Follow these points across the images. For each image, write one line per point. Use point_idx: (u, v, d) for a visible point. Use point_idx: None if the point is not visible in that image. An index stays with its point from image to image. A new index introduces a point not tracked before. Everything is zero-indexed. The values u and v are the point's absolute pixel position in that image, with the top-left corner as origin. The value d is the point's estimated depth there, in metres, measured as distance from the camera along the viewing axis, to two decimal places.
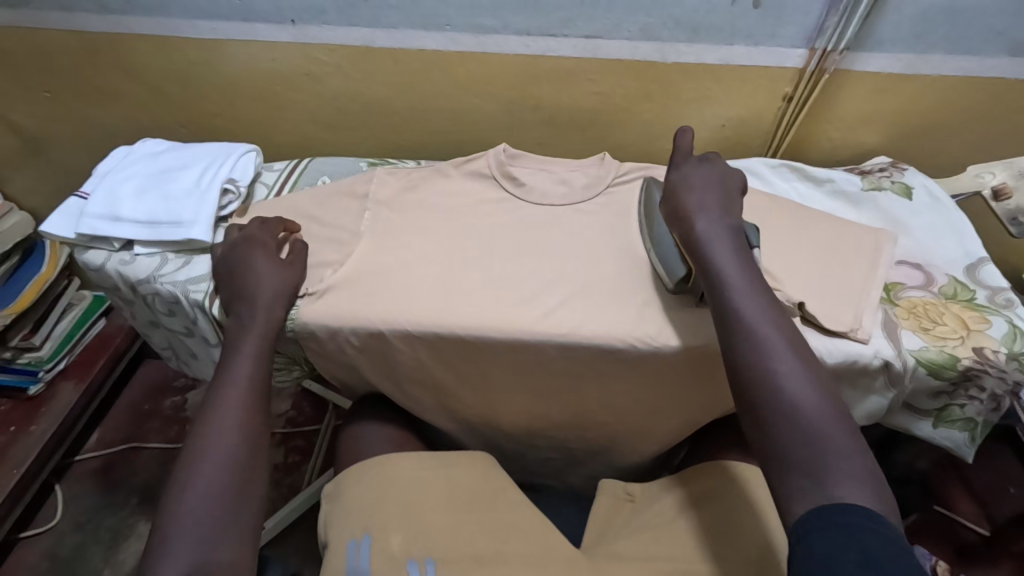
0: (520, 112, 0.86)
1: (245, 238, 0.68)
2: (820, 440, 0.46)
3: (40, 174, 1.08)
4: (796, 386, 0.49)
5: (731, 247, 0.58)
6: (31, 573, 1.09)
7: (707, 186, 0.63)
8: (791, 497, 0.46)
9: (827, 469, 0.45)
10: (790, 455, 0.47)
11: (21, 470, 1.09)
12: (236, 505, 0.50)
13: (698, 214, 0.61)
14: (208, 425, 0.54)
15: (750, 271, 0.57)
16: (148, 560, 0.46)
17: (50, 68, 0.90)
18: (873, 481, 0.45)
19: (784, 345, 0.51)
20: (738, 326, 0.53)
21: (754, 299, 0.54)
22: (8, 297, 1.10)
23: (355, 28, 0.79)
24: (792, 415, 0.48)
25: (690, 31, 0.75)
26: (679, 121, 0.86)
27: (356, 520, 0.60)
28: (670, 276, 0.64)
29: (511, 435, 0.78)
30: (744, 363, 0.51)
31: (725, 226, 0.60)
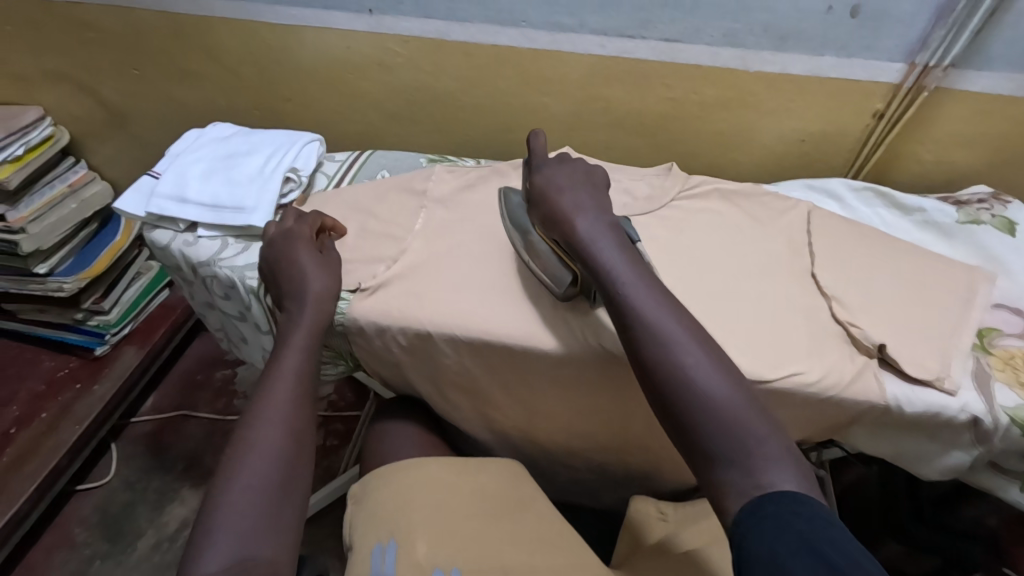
0: (588, 114, 0.83)
1: (282, 234, 0.67)
2: (740, 427, 0.44)
3: (119, 146, 1.13)
4: (706, 377, 0.47)
5: (613, 242, 0.56)
6: (82, 524, 1.15)
7: (575, 186, 0.62)
8: (724, 493, 0.43)
9: (753, 453, 0.43)
10: (721, 452, 0.44)
11: (83, 425, 1.14)
12: (281, 498, 0.51)
13: (576, 214, 0.59)
14: (257, 417, 0.55)
15: (634, 262, 0.55)
16: (192, 545, 0.47)
17: (140, 47, 0.94)
18: (792, 455, 0.43)
19: (687, 336, 0.49)
20: (640, 329, 0.50)
21: (646, 293, 0.52)
22: (84, 262, 1.17)
23: (429, 20, 0.78)
24: (707, 407, 0.45)
25: (777, 38, 0.70)
26: (755, 134, 0.81)
27: (381, 524, 0.58)
28: (557, 284, 0.61)
29: (550, 450, 0.75)
30: (654, 367, 0.48)
31: (604, 223, 0.58)
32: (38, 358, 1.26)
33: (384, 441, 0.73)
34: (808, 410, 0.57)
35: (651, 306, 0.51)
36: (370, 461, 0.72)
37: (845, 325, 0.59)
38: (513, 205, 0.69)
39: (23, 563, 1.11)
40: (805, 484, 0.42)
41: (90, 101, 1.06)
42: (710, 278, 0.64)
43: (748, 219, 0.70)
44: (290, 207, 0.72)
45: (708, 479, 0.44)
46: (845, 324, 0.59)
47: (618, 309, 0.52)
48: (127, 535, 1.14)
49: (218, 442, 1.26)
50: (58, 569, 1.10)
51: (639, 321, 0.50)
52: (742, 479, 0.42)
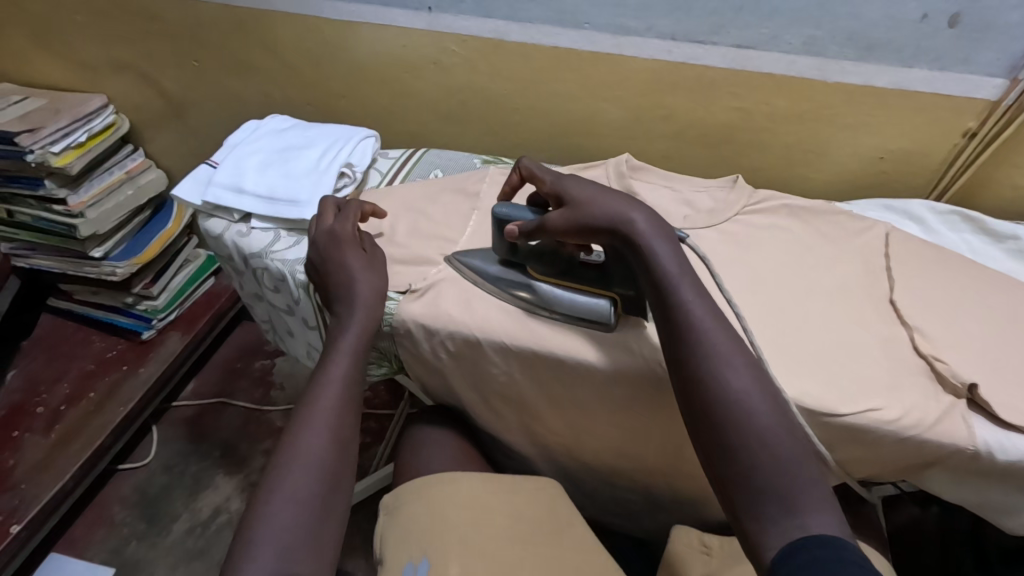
0: (648, 122, 0.80)
1: (327, 234, 0.65)
2: (788, 463, 0.43)
3: (175, 135, 1.15)
4: (760, 409, 0.45)
5: (677, 253, 0.52)
6: (122, 504, 1.18)
7: (620, 193, 0.56)
8: (761, 527, 0.43)
9: (799, 493, 0.43)
10: (767, 487, 0.43)
11: (127, 407, 1.16)
12: (321, 513, 0.50)
13: (637, 216, 0.53)
14: (303, 424, 0.54)
15: (697, 277, 0.52)
16: (234, 550, 0.47)
17: (201, 38, 0.95)
18: (833, 496, 0.43)
19: (746, 364, 0.47)
20: (700, 350, 0.48)
21: (706, 312, 0.49)
22: (137, 248, 1.19)
23: (490, 19, 0.77)
24: (758, 440, 0.44)
25: (861, 48, 0.66)
26: (827, 149, 0.76)
27: (414, 541, 0.58)
28: (603, 315, 0.58)
29: (593, 469, 0.72)
30: (708, 389, 0.47)
31: (666, 230, 0.54)
32: (89, 339, 1.29)
33: (424, 446, 0.71)
34: (884, 447, 0.53)
35: (712, 326, 0.49)
36: (408, 465, 0.71)
37: (928, 359, 0.54)
38: (485, 267, 0.64)
39: (65, 537, 1.14)
40: (841, 526, 0.42)
41: (149, 90, 1.08)
42: (778, 299, 0.60)
43: (820, 237, 0.66)
44: (327, 199, 0.70)
45: (745, 509, 0.44)
46: (928, 358, 0.54)
47: (676, 326, 0.50)
48: (163, 518, 1.16)
49: (254, 432, 1.27)
50: (98, 546, 1.12)
51: (698, 341, 0.48)
52: (782, 515, 0.42)
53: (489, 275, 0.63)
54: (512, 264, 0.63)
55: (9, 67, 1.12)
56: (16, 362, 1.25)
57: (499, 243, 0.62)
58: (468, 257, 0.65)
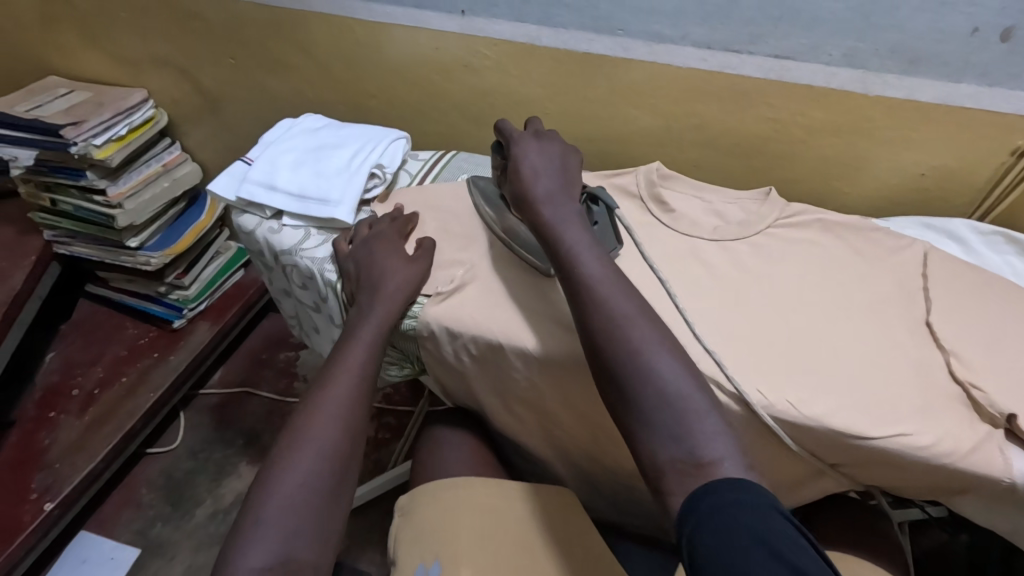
0: (680, 130, 0.79)
1: (374, 236, 0.68)
2: (676, 403, 0.46)
3: (210, 130, 1.18)
4: (649, 354, 0.48)
5: (576, 225, 0.57)
6: (149, 487, 1.21)
7: (544, 166, 0.62)
8: (662, 470, 0.44)
9: (695, 431, 0.44)
10: (664, 429, 0.45)
11: (157, 394, 1.20)
12: (329, 497, 0.51)
13: (548, 194, 0.59)
14: (315, 408, 0.55)
15: (595, 246, 0.56)
16: (241, 526, 0.48)
17: (238, 36, 0.97)
18: (732, 435, 0.45)
19: (633, 314, 0.50)
20: (595, 310, 0.51)
21: (603, 275, 0.53)
22: (171, 239, 1.22)
23: (523, 24, 0.77)
24: (654, 387, 0.47)
25: (905, 61, 0.65)
26: (865, 163, 0.74)
27: (426, 544, 0.59)
28: (539, 262, 0.63)
29: (613, 478, 0.71)
30: (605, 345, 0.49)
31: (572, 210, 0.59)
32: (123, 325, 1.34)
33: (442, 448, 0.72)
34: (912, 472, 0.51)
35: (602, 283, 0.52)
36: (426, 465, 0.71)
37: (964, 386, 0.53)
38: (484, 194, 0.71)
39: (94, 516, 1.17)
40: (743, 464, 0.44)
41: (187, 85, 1.10)
42: (808, 316, 0.59)
43: (854, 253, 0.64)
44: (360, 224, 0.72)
45: (646, 453, 0.46)
46: (965, 385, 0.53)
47: (570, 283, 0.54)
48: (187, 502, 1.19)
49: (277, 422, 1.30)
50: (125, 526, 1.16)
51: (589, 293, 0.52)
52: (681, 454, 0.44)
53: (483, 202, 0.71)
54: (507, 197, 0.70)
55: (56, 61, 1.16)
56: (54, 345, 1.29)
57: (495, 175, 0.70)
58: (481, 181, 0.73)
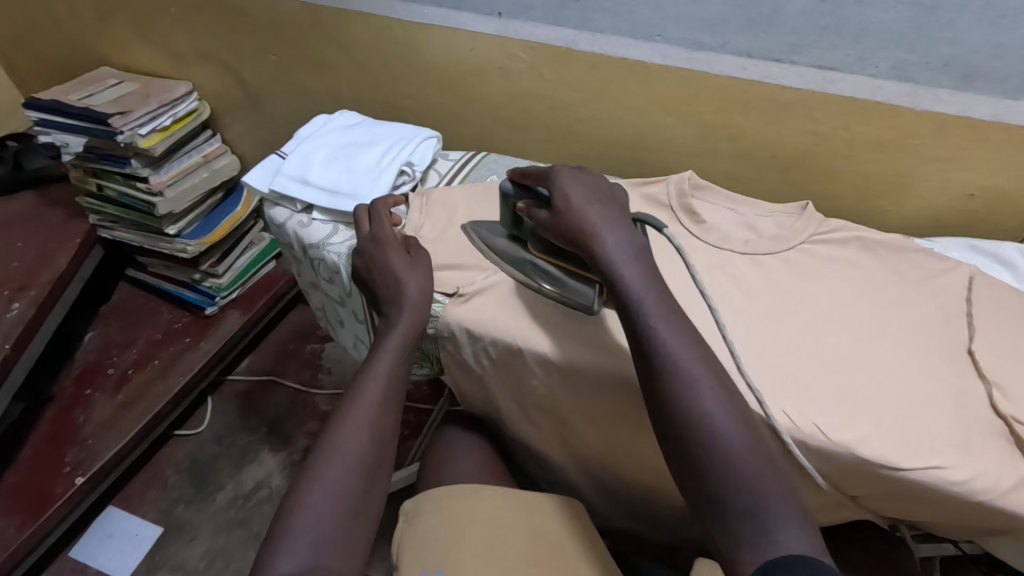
0: (715, 140, 0.77)
1: (370, 240, 0.67)
2: (755, 484, 0.43)
3: (249, 123, 1.20)
4: (727, 427, 0.45)
5: (641, 270, 0.53)
6: (174, 468, 1.25)
7: (598, 203, 0.57)
8: (737, 546, 0.42)
9: (770, 510, 0.42)
10: (739, 505, 0.43)
11: (187, 376, 1.23)
12: (357, 510, 0.51)
13: (604, 235, 0.55)
14: (345, 419, 0.55)
15: (663, 296, 0.52)
16: (271, 540, 0.48)
17: (281, 33, 0.99)
18: (803, 508, 0.43)
19: (710, 381, 0.47)
20: (665, 370, 0.48)
21: (673, 331, 0.49)
22: (208, 228, 1.26)
23: (560, 28, 0.76)
24: (727, 461, 0.44)
25: (959, 76, 0.62)
26: (910, 180, 0.71)
27: (429, 552, 0.60)
28: (586, 300, 0.59)
29: (628, 491, 0.70)
30: (676, 412, 0.47)
31: (632, 245, 0.55)
32: (158, 310, 1.38)
33: (457, 449, 0.72)
34: (947, 508, 0.49)
35: (675, 342, 0.49)
36: (438, 466, 0.72)
37: (1007, 420, 0.50)
38: (491, 237, 0.68)
39: (122, 493, 1.21)
40: (814, 540, 0.42)
41: (230, 80, 1.13)
42: (839, 336, 0.57)
43: (892, 273, 0.62)
44: (361, 208, 0.71)
45: (720, 530, 0.44)
46: (1007, 419, 0.50)
47: (640, 342, 0.50)
48: (209, 485, 1.22)
49: (300, 412, 1.32)
50: (150, 505, 1.19)
51: (663, 355, 0.49)
52: (755, 532, 0.42)
53: (494, 247, 0.67)
54: (518, 236, 0.66)
55: (109, 53, 1.20)
56: (94, 325, 1.34)
57: (504, 216, 0.66)
58: (482, 225, 0.69)
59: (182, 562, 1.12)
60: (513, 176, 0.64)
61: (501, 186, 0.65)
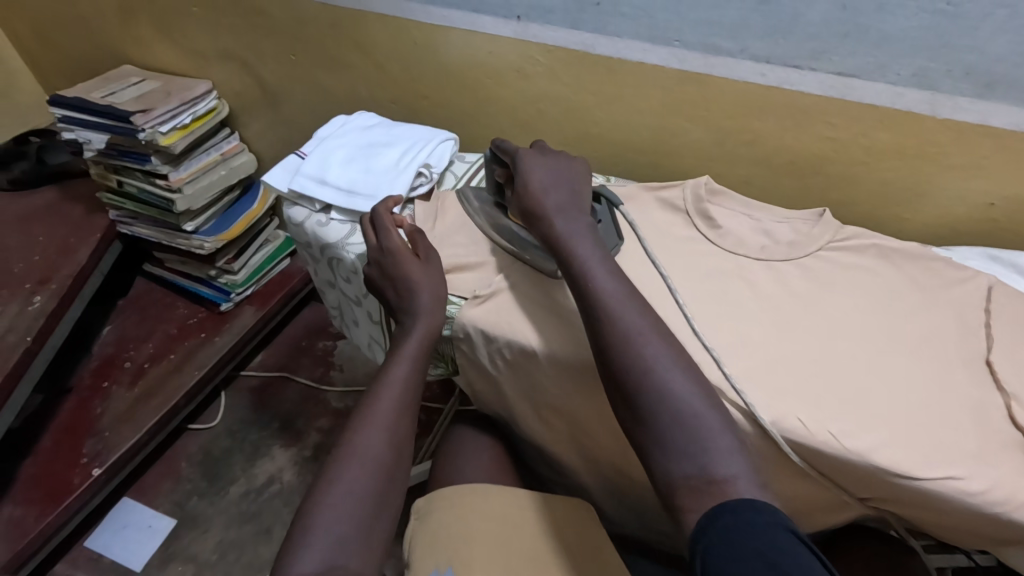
0: (732, 145, 0.77)
1: (378, 251, 0.67)
2: (694, 425, 0.45)
3: (267, 122, 1.22)
4: (667, 374, 0.48)
5: (589, 244, 0.57)
6: (188, 461, 1.26)
7: (555, 179, 0.62)
8: (677, 486, 0.44)
9: (709, 451, 0.44)
10: (678, 446, 0.45)
11: (201, 372, 1.24)
12: (374, 512, 0.51)
13: (556, 210, 0.59)
14: (361, 424, 0.56)
15: (611, 267, 0.55)
16: (291, 540, 0.49)
17: (300, 34, 1.00)
18: (745, 453, 0.45)
19: (647, 331, 0.50)
20: (608, 328, 0.51)
21: (616, 293, 0.53)
22: (225, 225, 1.27)
23: (578, 32, 0.77)
24: (665, 405, 0.47)
25: (980, 85, 0.62)
26: (929, 189, 0.71)
27: (440, 550, 0.61)
28: (543, 266, 0.64)
29: (638, 494, 0.70)
30: (619, 363, 0.49)
31: (583, 224, 0.59)
32: (174, 305, 1.40)
33: (469, 449, 0.73)
34: (960, 517, 0.49)
35: (614, 298, 0.52)
36: (451, 465, 0.72)
37: None
38: (475, 202, 0.74)
39: (136, 484, 1.23)
40: (756, 480, 0.43)
41: (248, 78, 1.15)
42: (855, 344, 0.57)
43: (910, 283, 0.62)
44: (364, 218, 0.71)
45: (660, 471, 0.45)
46: None
47: (584, 300, 0.54)
48: (222, 479, 1.24)
49: (312, 408, 1.33)
50: (163, 497, 1.21)
51: (604, 310, 0.52)
52: (693, 471, 0.44)
53: (476, 210, 0.73)
54: (500, 204, 0.71)
55: (132, 51, 1.22)
56: (111, 319, 1.36)
57: (489, 182, 0.72)
58: (473, 189, 0.76)
59: (194, 554, 1.13)
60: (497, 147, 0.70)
61: (487, 155, 0.71)
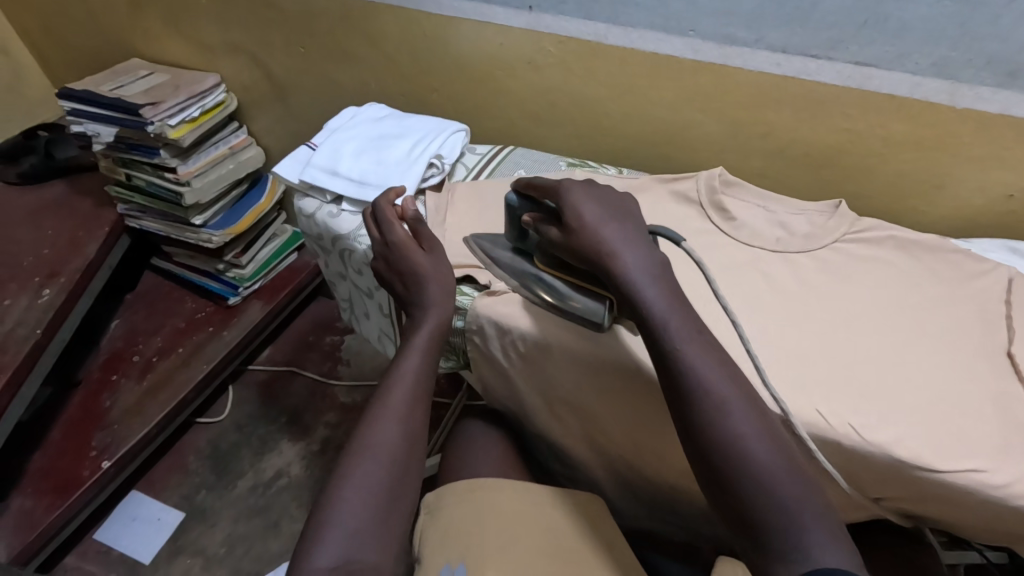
0: (746, 137, 0.77)
1: (382, 245, 0.66)
2: (789, 502, 0.43)
3: (276, 116, 1.21)
4: (757, 446, 0.45)
5: (661, 285, 0.52)
6: (196, 455, 1.26)
7: (613, 219, 0.56)
8: (771, 562, 0.42)
9: (804, 528, 0.42)
10: (771, 523, 0.43)
11: (210, 365, 1.24)
12: (389, 505, 0.51)
13: (621, 253, 0.53)
14: (375, 417, 0.55)
15: (686, 312, 0.51)
16: (307, 535, 0.49)
17: (310, 26, 1.00)
18: (830, 510, 0.43)
19: (736, 397, 0.47)
20: (686, 383, 0.48)
21: (698, 351, 0.49)
22: (233, 219, 1.27)
23: (592, 22, 0.76)
24: (757, 479, 0.44)
25: (1001, 74, 0.61)
26: (946, 181, 0.70)
27: (452, 545, 0.60)
28: (595, 316, 0.57)
29: (651, 489, 0.69)
30: (705, 431, 0.46)
31: (649, 262, 0.53)
32: (182, 299, 1.40)
33: (480, 443, 0.72)
34: (982, 511, 0.48)
35: (698, 359, 0.48)
36: (461, 458, 0.72)
37: None
38: (495, 251, 0.65)
39: (145, 478, 1.23)
40: (851, 557, 0.41)
41: (257, 71, 1.14)
42: (873, 337, 0.56)
43: (930, 274, 0.61)
44: (367, 212, 0.71)
45: (753, 545, 0.44)
46: None
47: (663, 361, 0.49)
48: (230, 473, 1.24)
49: (320, 403, 1.33)
50: (172, 490, 1.21)
51: (687, 373, 0.48)
52: (790, 550, 0.42)
53: (501, 259, 0.64)
54: (522, 250, 0.64)
55: (140, 44, 1.22)
56: (119, 313, 1.36)
57: (509, 227, 0.63)
58: (484, 237, 0.67)
59: (203, 547, 1.14)
60: (519, 188, 0.62)
61: (508, 198, 0.62)
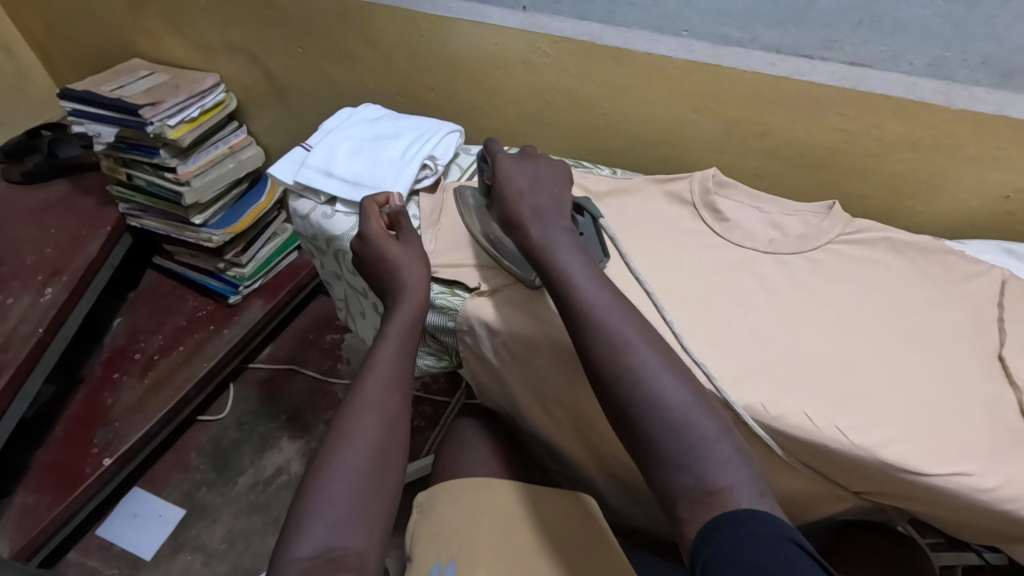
0: (742, 137, 0.76)
1: (360, 239, 0.67)
2: (689, 432, 0.43)
3: (275, 115, 1.22)
4: (658, 380, 0.45)
5: (568, 242, 0.56)
6: (197, 452, 1.27)
7: (534, 183, 0.62)
8: (679, 500, 0.42)
9: (706, 458, 0.42)
10: (675, 457, 0.43)
11: (211, 363, 1.25)
12: (370, 492, 0.50)
13: (531, 210, 0.59)
14: (352, 407, 0.55)
15: (587, 263, 0.54)
16: (289, 526, 0.48)
17: (307, 26, 1.00)
18: (742, 453, 0.43)
19: (634, 336, 0.48)
20: (599, 341, 0.48)
21: (597, 296, 0.51)
22: (232, 219, 1.28)
23: (586, 22, 0.76)
24: (657, 411, 0.44)
25: (997, 74, 0.60)
26: (944, 182, 0.70)
27: (442, 544, 0.61)
28: (523, 271, 0.62)
29: (643, 488, 0.70)
30: (607, 372, 0.47)
31: (559, 223, 0.58)
32: (184, 297, 1.41)
33: (472, 442, 0.73)
34: (970, 514, 0.48)
35: (598, 303, 0.51)
36: (455, 457, 0.72)
37: None
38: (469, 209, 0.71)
39: (146, 475, 1.24)
40: (755, 487, 0.41)
41: (256, 71, 1.15)
42: (864, 339, 0.56)
43: (924, 276, 0.60)
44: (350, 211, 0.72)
45: (661, 484, 0.43)
46: None
47: (567, 309, 0.52)
48: (231, 469, 1.25)
49: (320, 400, 1.34)
50: (174, 487, 1.22)
51: (586, 317, 0.50)
52: (693, 482, 0.41)
53: (468, 217, 0.71)
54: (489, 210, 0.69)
55: (141, 44, 1.23)
56: (122, 312, 1.38)
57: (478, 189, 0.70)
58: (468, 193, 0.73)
59: (203, 544, 1.15)
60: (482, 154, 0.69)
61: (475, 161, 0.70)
